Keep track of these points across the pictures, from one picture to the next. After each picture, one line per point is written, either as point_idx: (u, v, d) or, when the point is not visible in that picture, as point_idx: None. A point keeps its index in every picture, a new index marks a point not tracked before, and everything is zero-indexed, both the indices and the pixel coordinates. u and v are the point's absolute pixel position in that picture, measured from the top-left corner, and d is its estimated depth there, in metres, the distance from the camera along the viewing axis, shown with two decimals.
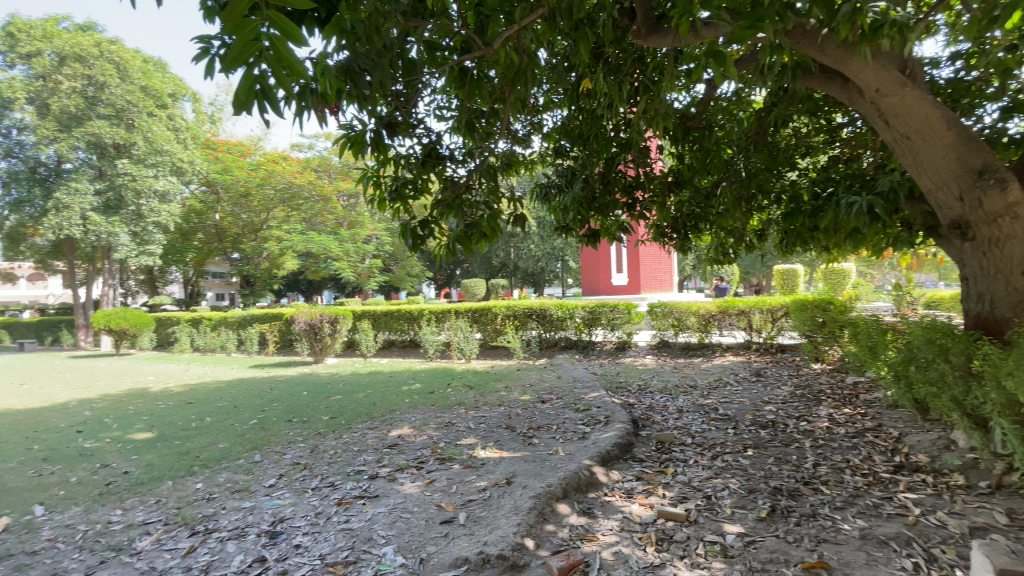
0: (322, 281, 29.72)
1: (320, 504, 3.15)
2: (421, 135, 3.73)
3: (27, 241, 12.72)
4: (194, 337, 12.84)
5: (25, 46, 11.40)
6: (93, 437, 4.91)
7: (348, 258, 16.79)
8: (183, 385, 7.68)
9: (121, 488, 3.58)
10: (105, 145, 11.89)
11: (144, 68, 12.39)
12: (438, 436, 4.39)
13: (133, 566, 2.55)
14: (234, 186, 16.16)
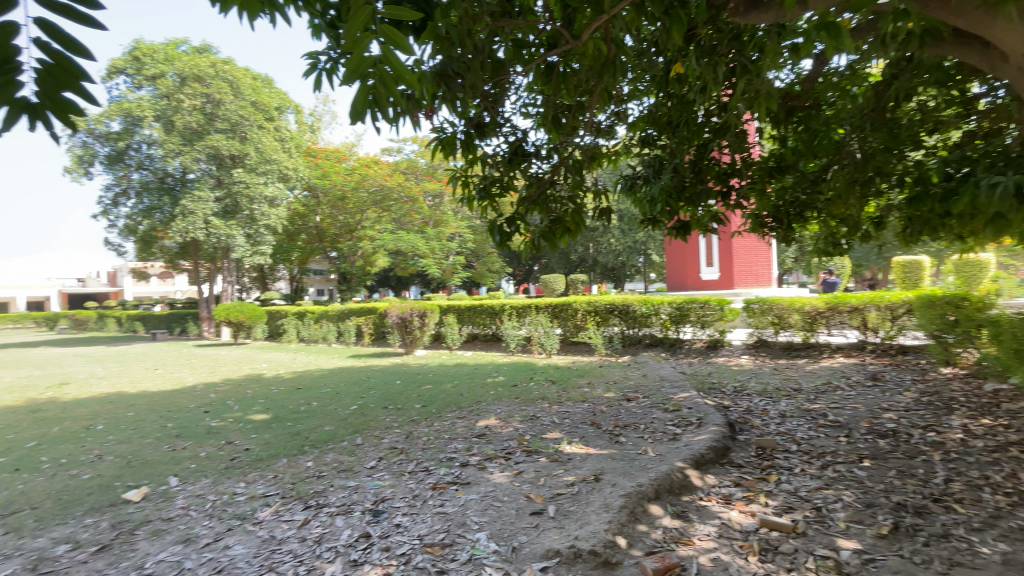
0: (409, 278, 31.33)
1: (416, 488, 3.34)
2: (508, 132, 3.77)
3: (158, 243, 14.65)
4: (299, 328, 14.13)
5: (151, 69, 12.70)
6: (218, 417, 5.57)
7: (433, 255, 17.59)
8: (291, 372, 8.47)
9: (244, 463, 4.03)
10: (224, 156, 13.44)
11: (253, 85, 13.83)
12: (525, 429, 4.46)
13: (256, 534, 2.86)
14: (332, 190, 17.51)
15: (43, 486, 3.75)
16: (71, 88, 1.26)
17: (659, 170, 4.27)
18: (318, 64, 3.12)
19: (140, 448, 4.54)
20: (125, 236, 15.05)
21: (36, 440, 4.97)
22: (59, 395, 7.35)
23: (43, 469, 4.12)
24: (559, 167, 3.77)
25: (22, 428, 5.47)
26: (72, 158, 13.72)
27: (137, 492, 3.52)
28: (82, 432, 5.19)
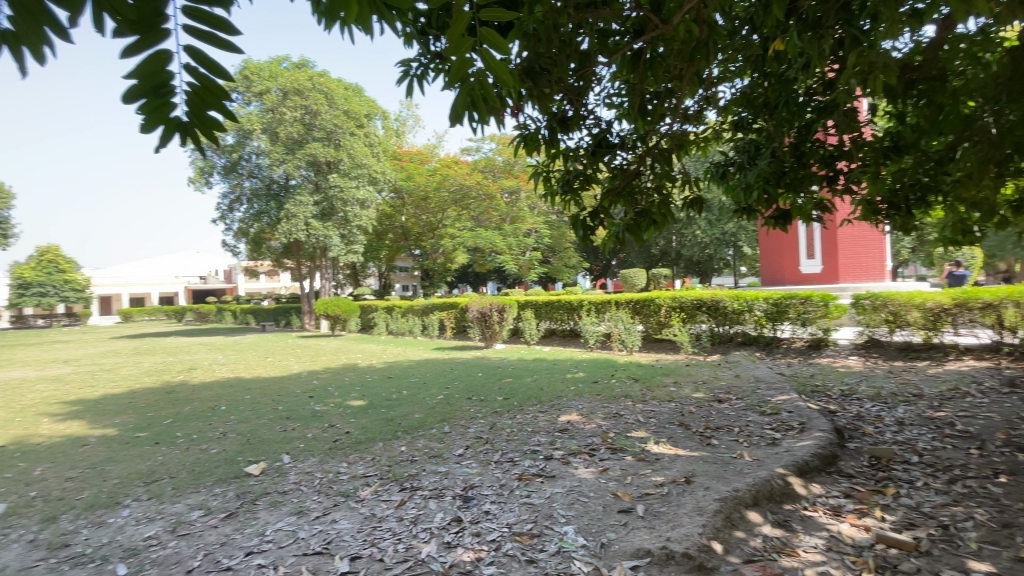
0: (487, 275, 32.07)
1: (503, 477, 3.42)
2: (591, 125, 3.73)
3: (266, 244, 16.21)
4: (388, 321, 15.04)
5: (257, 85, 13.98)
6: (321, 401, 6.08)
7: (510, 252, 17.98)
8: (383, 363, 9.04)
9: (345, 445, 4.36)
10: (320, 162, 14.59)
11: (345, 94, 14.91)
12: (608, 426, 4.40)
13: (360, 511, 3.09)
14: (416, 191, 18.35)
15: (181, 457, 4.31)
16: (214, 108, 1.41)
17: (755, 156, 3.99)
18: (410, 71, 3.29)
19: (257, 428, 5.07)
20: (239, 238, 16.83)
21: (174, 417, 5.72)
22: (189, 379, 8.39)
23: (180, 442, 4.73)
24: (644, 158, 3.66)
25: (163, 406, 6.32)
26: (196, 170, 15.55)
27: (255, 466, 3.93)
28: (208, 412, 5.90)
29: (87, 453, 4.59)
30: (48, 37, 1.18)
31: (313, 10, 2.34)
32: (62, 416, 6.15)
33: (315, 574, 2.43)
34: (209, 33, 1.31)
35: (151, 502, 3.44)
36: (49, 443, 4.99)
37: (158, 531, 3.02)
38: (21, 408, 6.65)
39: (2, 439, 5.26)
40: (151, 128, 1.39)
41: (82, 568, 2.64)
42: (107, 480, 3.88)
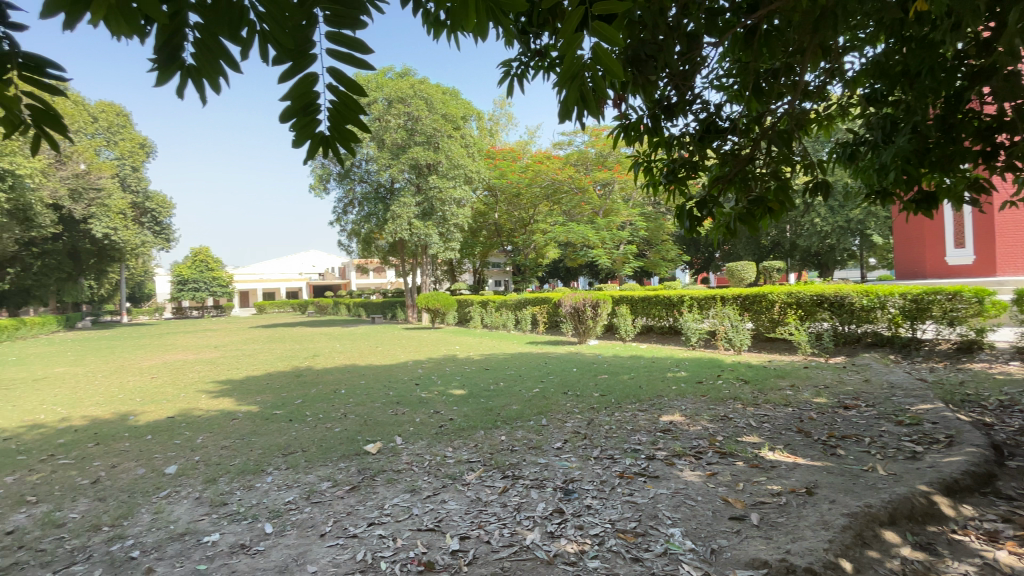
0: (578, 270, 31.89)
1: (603, 473, 3.41)
2: (698, 110, 3.56)
3: (374, 243, 17.55)
4: (483, 315, 15.56)
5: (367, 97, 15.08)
6: (426, 389, 6.50)
7: (604, 246, 17.68)
8: (480, 355, 9.41)
9: (450, 431, 4.61)
10: (421, 165, 15.45)
11: (442, 99, 15.86)
12: (715, 429, 4.18)
13: (466, 493, 3.27)
14: (509, 188, 18.72)
15: (309, 434, 4.84)
16: (351, 122, 1.57)
17: (891, 133, 3.53)
18: (510, 71, 3.38)
19: (372, 411, 5.55)
20: (351, 239, 18.41)
21: (302, 398, 6.44)
22: (313, 364, 9.39)
23: (309, 421, 5.33)
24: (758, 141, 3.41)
25: (293, 388, 7.13)
26: (315, 178, 17.24)
27: (372, 446, 4.30)
28: (331, 394, 6.57)
29: (236, 426, 5.33)
30: (222, 69, 1.38)
31: (422, 22, 2.51)
32: (216, 393, 7.20)
33: (429, 549, 2.61)
34: (347, 55, 1.45)
35: (287, 472, 3.92)
36: (207, 415, 5.87)
37: (294, 498, 3.42)
38: (186, 385, 7.89)
39: (174, 410, 6.28)
40: (299, 142, 1.58)
41: (237, 524, 3.08)
42: (253, 450, 4.48)
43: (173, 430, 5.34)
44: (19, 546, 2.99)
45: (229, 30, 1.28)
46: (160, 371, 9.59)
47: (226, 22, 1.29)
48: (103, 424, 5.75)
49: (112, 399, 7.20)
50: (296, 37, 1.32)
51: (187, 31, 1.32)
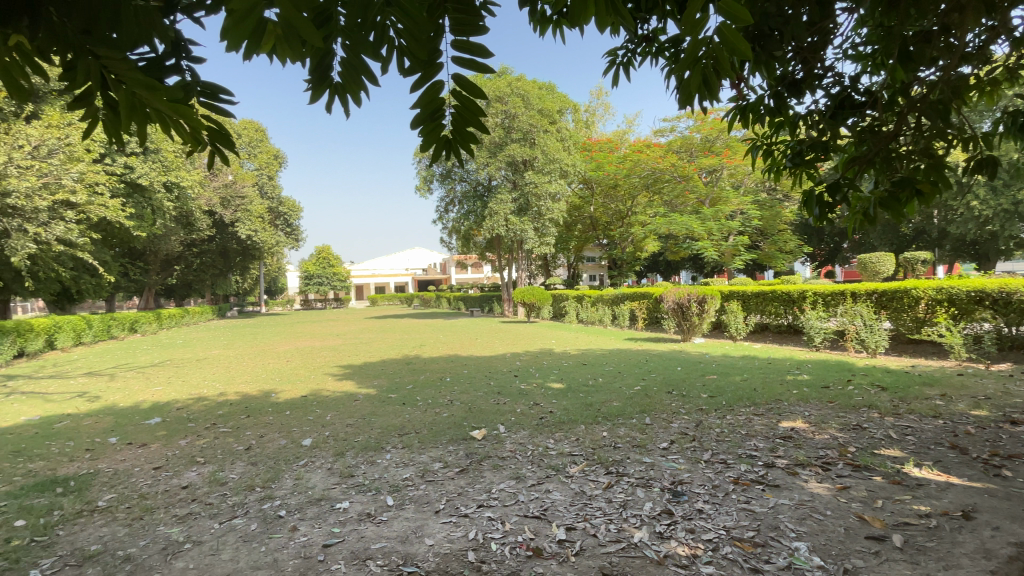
0: (680, 263, 30.49)
1: (715, 478, 3.26)
2: (829, 84, 3.22)
3: (473, 239, 18.26)
4: (579, 310, 15.51)
5: None
6: (526, 380, 6.66)
7: (710, 238, 16.62)
8: (577, 350, 9.40)
9: (550, 423, 4.68)
10: (518, 162, 15.70)
11: (539, 94, 15.93)
12: (846, 439, 3.77)
13: (571, 485, 3.30)
14: (606, 179, 18.37)
15: (421, 417, 5.19)
16: (471, 124, 1.65)
17: None
18: (616, 59, 3.32)
19: (476, 399, 5.82)
20: (452, 235, 19.31)
21: (413, 384, 6.94)
22: (421, 353, 10.07)
23: (419, 405, 5.72)
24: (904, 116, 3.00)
25: (405, 375, 7.70)
26: (420, 179, 18.36)
27: (478, 432, 4.51)
28: (438, 381, 7.00)
29: (358, 406, 5.89)
30: (363, 84, 1.53)
31: (528, 20, 2.56)
32: (340, 376, 8.03)
33: (536, 535, 2.69)
34: (470, 61, 1.52)
35: (403, 451, 4.25)
36: (333, 396, 6.55)
37: (410, 475, 3.71)
38: (314, 368, 8.89)
39: (306, 390, 7.12)
40: (426, 146, 1.72)
41: (363, 495, 3.42)
42: (373, 429, 4.93)
43: (306, 407, 6.05)
44: (194, 498, 3.59)
45: (371, 48, 1.43)
46: (293, 355, 10.92)
47: (369, 42, 1.43)
48: (252, 399, 6.68)
49: (258, 378, 8.33)
50: (428, 48, 1.42)
51: (335, 53, 1.47)
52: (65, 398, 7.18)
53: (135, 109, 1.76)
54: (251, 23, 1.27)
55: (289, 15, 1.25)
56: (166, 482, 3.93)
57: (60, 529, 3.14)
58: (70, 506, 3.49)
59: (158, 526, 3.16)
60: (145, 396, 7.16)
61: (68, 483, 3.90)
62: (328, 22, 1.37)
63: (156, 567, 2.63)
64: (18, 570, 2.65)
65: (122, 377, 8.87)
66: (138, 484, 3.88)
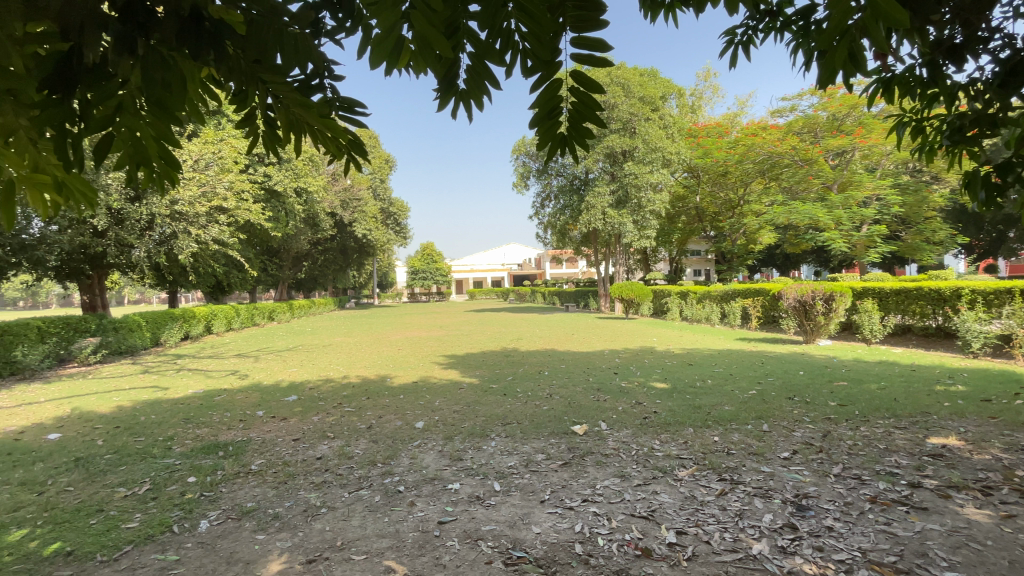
0: (800, 256, 27.71)
1: (848, 494, 2.94)
2: (998, 47, 2.72)
3: (570, 233, 18.23)
4: (683, 307, 14.79)
5: None
6: (627, 378, 6.52)
7: (838, 228, 14.83)
8: (681, 348, 8.98)
9: (655, 423, 4.53)
10: (617, 153, 15.35)
11: (641, 81, 15.37)
12: (1016, 461, 3.19)
13: (680, 489, 3.19)
14: (714, 167, 17.24)
15: (522, 409, 5.32)
16: (587, 120, 1.64)
17: None
18: (734, 38, 3.10)
19: (577, 394, 5.83)
20: (549, 230, 19.43)
21: (513, 376, 7.14)
22: (519, 346, 10.32)
23: (520, 397, 5.87)
24: None
25: (505, 366, 7.95)
26: (518, 175, 18.72)
27: (580, 427, 4.52)
28: (537, 374, 7.14)
29: (463, 394, 6.20)
30: (486, 89, 1.60)
31: (640, 7, 2.49)
32: (445, 365, 8.52)
33: (644, 536, 2.64)
34: (589, 56, 1.52)
35: (507, 440, 4.39)
36: (440, 384, 6.95)
37: (514, 463, 3.83)
38: (423, 357, 9.49)
39: (416, 376, 7.66)
40: (542, 144, 1.76)
41: (472, 478, 3.60)
42: (477, 416, 5.16)
43: (417, 393, 6.50)
44: (326, 468, 4.04)
45: (497, 55, 1.49)
46: (403, 344, 11.77)
47: (495, 50, 1.50)
48: (370, 383, 7.36)
49: (374, 363, 9.13)
50: (550, 48, 1.46)
51: (461, 61, 1.56)
52: (222, 375, 8.46)
53: (295, 125, 2.04)
54: (390, 42, 1.41)
55: (423, 30, 1.36)
56: (304, 452, 4.47)
57: (222, 486, 3.71)
58: (229, 467, 4.11)
59: (299, 490, 3.61)
60: (284, 376, 8.21)
61: (228, 448, 4.60)
62: (455, 31, 1.47)
63: (299, 526, 3.02)
64: (194, 517, 3.19)
65: (264, 359, 10.22)
66: (281, 452, 4.47)
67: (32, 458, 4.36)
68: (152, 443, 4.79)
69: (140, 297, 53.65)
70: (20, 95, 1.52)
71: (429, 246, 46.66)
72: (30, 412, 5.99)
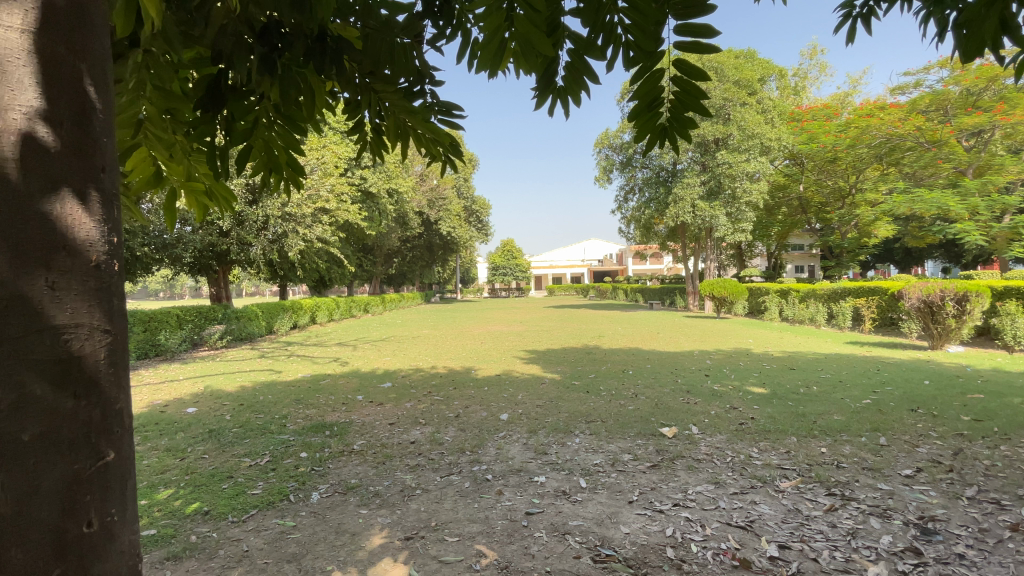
0: (924, 250, 24.48)
1: (985, 520, 2.59)
2: None
3: (655, 227, 17.57)
4: (782, 306, 13.64)
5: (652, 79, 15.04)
6: (719, 381, 6.18)
7: (975, 218, 12.85)
8: (781, 351, 8.33)
9: (753, 430, 4.26)
10: (708, 142, 14.55)
11: (736, 64, 14.43)
12: None
13: (782, 501, 2.97)
14: (820, 153, 15.72)
15: (606, 407, 5.25)
16: (691, 109, 1.57)
17: None
18: (853, 11, 2.79)
19: (665, 395, 5.62)
20: (632, 225, 18.90)
21: (596, 373, 7.07)
22: (600, 343, 10.18)
23: (604, 395, 5.78)
24: None
25: (587, 363, 7.89)
26: (601, 169, 18.44)
27: (669, 430, 4.37)
28: (621, 373, 7.00)
29: (545, 389, 6.26)
30: (584, 83, 1.60)
31: None
32: (527, 360, 8.64)
33: (742, 546, 2.50)
34: (694, 42, 1.45)
35: (591, 437, 4.36)
36: (522, 377, 7.08)
37: (600, 462, 3.80)
38: (505, 351, 9.72)
39: (500, 370, 7.86)
40: (641, 136, 1.71)
41: (558, 473, 3.63)
42: (560, 412, 5.18)
43: (500, 385, 6.67)
44: (419, 452, 4.28)
45: (597, 50, 1.49)
46: (486, 338, 12.09)
47: (596, 45, 1.50)
48: (456, 374, 7.66)
49: (460, 355, 9.49)
50: (653, 39, 1.44)
51: (560, 58, 1.57)
52: (326, 362, 9.26)
53: (400, 130, 2.16)
54: (494, 45, 1.47)
55: (526, 31, 1.40)
56: (399, 436, 4.77)
57: (330, 462, 4.08)
58: (335, 446, 4.50)
59: (396, 471, 3.86)
60: (378, 364, 8.80)
61: (333, 428, 5.03)
62: (557, 29, 1.49)
63: (398, 504, 3.24)
64: (307, 489, 3.54)
65: (361, 348, 11.01)
66: (379, 435, 4.80)
67: (176, 427, 5.08)
68: (271, 420, 5.38)
69: (255, 289, 60.22)
70: (179, 113, 1.77)
71: (510, 243, 47.44)
72: (174, 387, 6.99)
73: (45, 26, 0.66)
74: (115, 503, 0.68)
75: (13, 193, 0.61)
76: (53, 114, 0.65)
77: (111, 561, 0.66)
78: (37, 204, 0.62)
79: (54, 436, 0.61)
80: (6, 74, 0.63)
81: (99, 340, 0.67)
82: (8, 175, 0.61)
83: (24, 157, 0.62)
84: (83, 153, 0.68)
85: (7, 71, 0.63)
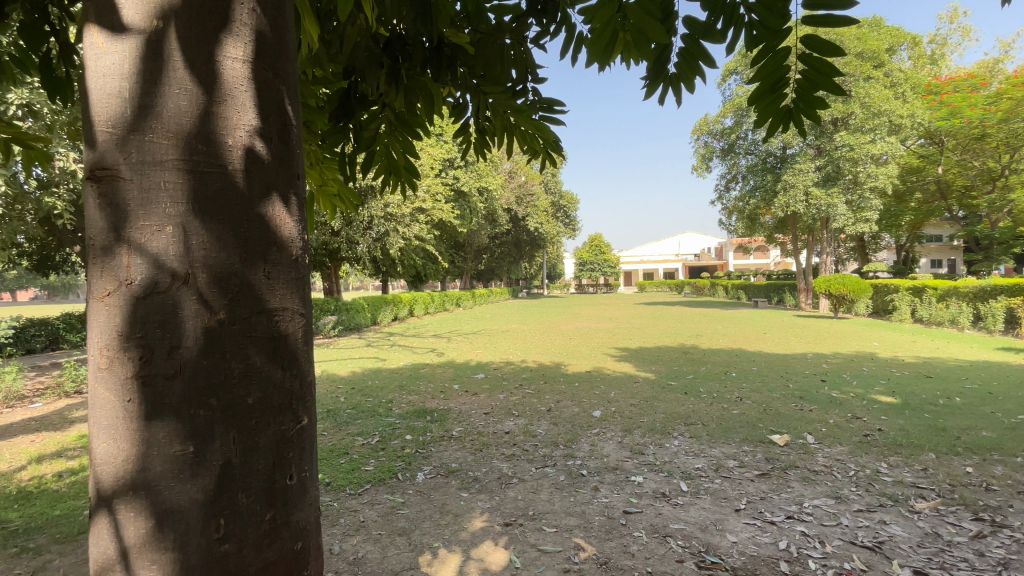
0: None
1: None
2: None
3: (760, 219, 16.27)
4: (915, 306, 11.94)
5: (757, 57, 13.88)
6: (837, 388, 5.58)
7: None
8: (913, 357, 7.33)
9: (880, 443, 3.81)
10: (825, 123, 13.16)
11: (860, 33, 12.83)
12: None
13: (917, 523, 2.63)
14: (962, 130, 13.39)
15: (707, 410, 4.98)
16: (822, 87, 1.44)
17: None
18: None
19: (772, 400, 5.22)
20: (734, 217, 17.66)
21: (694, 374, 6.74)
22: (698, 343, 9.68)
23: (703, 397, 5.50)
24: None
25: (684, 363, 7.56)
26: (700, 158, 17.49)
27: (779, 437, 4.05)
28: (722, 375, 6.60)
29: (639, 388, 6.09)
30: (698, 69, 1.54)
31: None
32: (619, 357, 8.46)
33: (868, 569, 2.26)
34: (828, 15, 1.33)
35: (691, 440, 4.17)
36: (615, 375, 6.95)
37: (702, 466, 3.63)
38: (595, 347, 9.62)
39: (591, 366, 7.79)
40: (760, 120, 1.61)
41: (656, 474, 3.53)
42: (656, 412, 5.02)
43: (592, 382, 6.63)
44: (514, 442, 4.39)
45: (714, 32, 1.43)
46: (575, 334, 12.05)
47: (714, 28, 1.43)
48: (548, 368, 7.74)
49: (550, 350, 9.56)
50: (778, 15, 1.36)
51: (673, 45, 1.52)
52: (424, 352, 9.82)
53: (504, 128, 2.22)
54: (606, 36, 1.47)
55: (638, 20, 1.38)
56: (495, 425, 4.93)
57: (432, 446, 4.33)
58: (436, 430, 4.77)
59: (492, 459, 4.01)
60: (471, 356, 9.14)
61: (432, 415, 5.32)
62: (670, 15, 1.44)
63: (495, 491, 3.36)
64: (413, 469, 3.80)
65: (454, 340, 11.50)
66: (475, 423, 5.00)
67: None
68: (378, 403, 5.84)
69: (361, 284, 65.24)
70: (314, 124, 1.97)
71: (599, 239, 46.57)
72: None
73: (258, 56, 0.76)
74: (307, 462, 0.79)
75: (241, 198, 0.71)
76: (265, 131, 0.76)
77: (305, 508, 0.78)
78: (257, 207, 0.73)
79: (270, 400, 0.72)
80: (232, 99, 0.73)
81: (298, 322, 0.77)
82: (237, 183, 0.71)
83: (250, 168, 0.72)
84: (285, 164, 0.78)
85: (233, 96, 0.73)
